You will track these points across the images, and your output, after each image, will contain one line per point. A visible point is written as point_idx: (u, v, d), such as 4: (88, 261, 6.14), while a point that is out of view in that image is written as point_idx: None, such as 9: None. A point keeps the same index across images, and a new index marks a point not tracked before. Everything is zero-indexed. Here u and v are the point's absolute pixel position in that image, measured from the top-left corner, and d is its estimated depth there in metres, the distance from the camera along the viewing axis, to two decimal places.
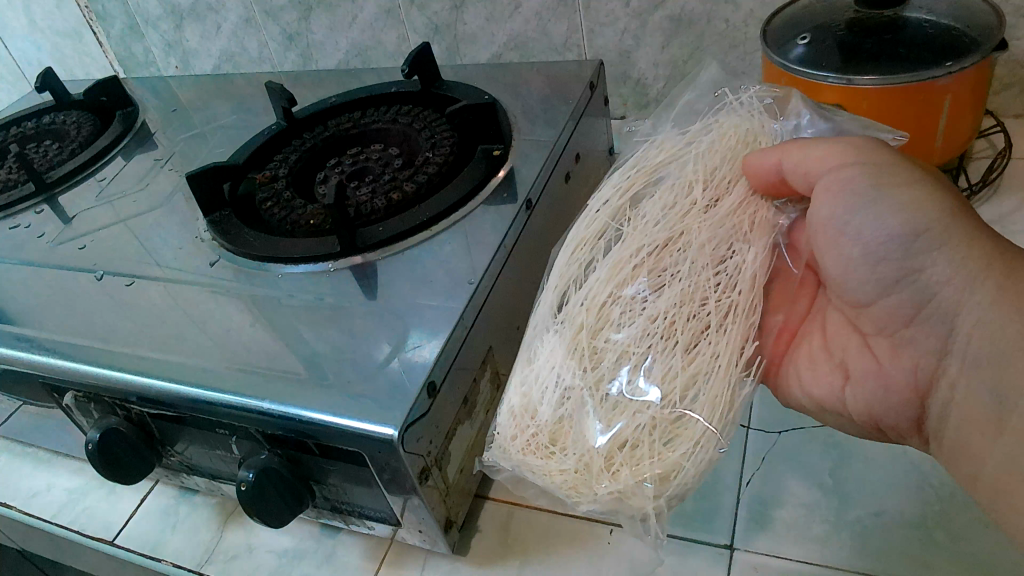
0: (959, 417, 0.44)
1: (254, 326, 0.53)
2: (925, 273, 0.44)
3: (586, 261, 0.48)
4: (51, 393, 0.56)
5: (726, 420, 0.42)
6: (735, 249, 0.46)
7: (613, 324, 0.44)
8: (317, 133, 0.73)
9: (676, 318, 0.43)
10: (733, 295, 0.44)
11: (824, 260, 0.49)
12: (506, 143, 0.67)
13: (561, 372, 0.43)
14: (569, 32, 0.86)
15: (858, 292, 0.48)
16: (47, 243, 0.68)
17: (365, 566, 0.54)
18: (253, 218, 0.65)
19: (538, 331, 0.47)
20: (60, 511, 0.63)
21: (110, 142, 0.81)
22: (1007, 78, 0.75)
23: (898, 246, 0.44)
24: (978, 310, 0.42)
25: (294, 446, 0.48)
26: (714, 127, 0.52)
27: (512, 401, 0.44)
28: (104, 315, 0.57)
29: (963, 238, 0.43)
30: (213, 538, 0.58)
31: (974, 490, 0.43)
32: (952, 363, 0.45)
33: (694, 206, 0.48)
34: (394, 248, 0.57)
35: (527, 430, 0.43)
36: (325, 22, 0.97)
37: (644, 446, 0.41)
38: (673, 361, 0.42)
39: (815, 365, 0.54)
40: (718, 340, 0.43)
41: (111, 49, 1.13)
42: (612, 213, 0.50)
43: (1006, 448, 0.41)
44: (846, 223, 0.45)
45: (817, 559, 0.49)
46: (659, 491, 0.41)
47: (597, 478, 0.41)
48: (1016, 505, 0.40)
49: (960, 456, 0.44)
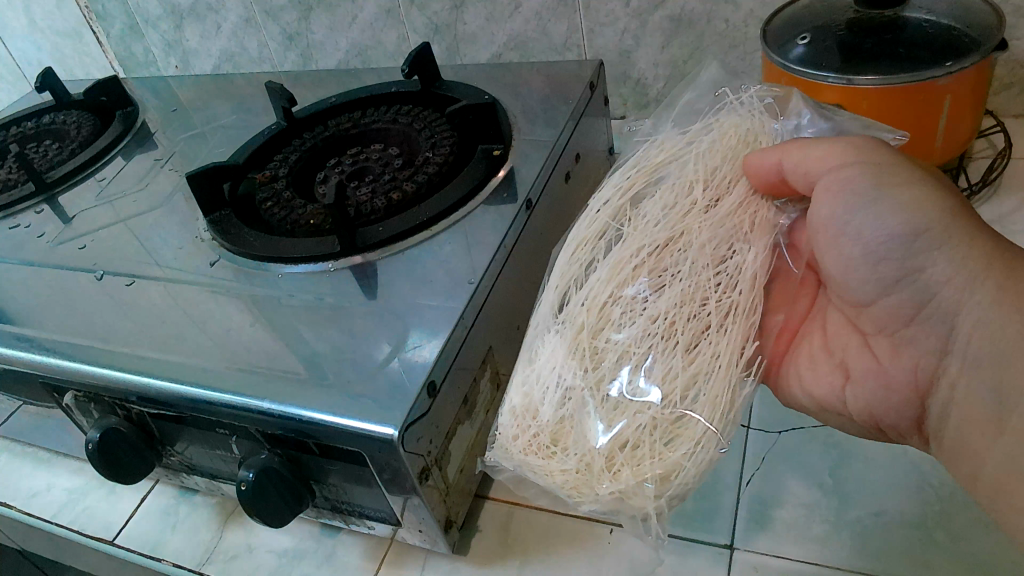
0: (960, 417, 0.44)
1: (254, 326, 0.53)
2: (926, 273, 0.44)
3: (587, 261, 0.48)
4: (51, 393, 0.56)
5: (727, 420, 0.42)
6: (735, 249, 0.46)
7: (614, 324, 0.44)
8: (316, 133, 0.73)
9: (676, 318, 0.43)
10: (733, 295, 0.44)
11: (824, 260, 0.49)
12: (505, 143, 0.67)
13: (562, 372, 0.43)
14: (569, 32, 0.86)
15: (858, 292, 0.48)
16: (47, 243, 0.68)
17: (365, 566, 0.54)
18: (254, 218, 0.65)
19: (539, 331, 0.47)
20: (60, 511, 0.63)
21: (110, 142, 0.81)
22: (1007, 78, 0.75)
23: (898, 246, 0.44)
24: (978, 310, 0.42)
25: (294, 446, 0.48)
26: (714, 127, 0.52)
27: (513, 401, 0.44)
28: (104, 316, 0.57)
29: (964, 238, 0.43)
30: (213, 538, 0.58)
31: (975, 491, 0.43)
32: (952, 363, 0.45)
33: (694, 206, 0.48)
34: (395, 248, 0.57)
35: (528, 430, 0.43)
36: (325, 21, 0.97)
37: (645, 446, 0.41)
38: (673, 361, 0.42)
39: (816, 365, 0.54)
40: (718, 339, 0.43)
41: (111, 49, 1.13)
42: (613, 213, 0.50)
43: (1005, 449, 0.41)
44: (847, 223, 0.45)
45: (818, 559, 0.49)
46: (660, 491, 0.41)
47: (599, 478, 0.41)
48: (1016, 507, 0.40)
49: (960, 456, 0.44)
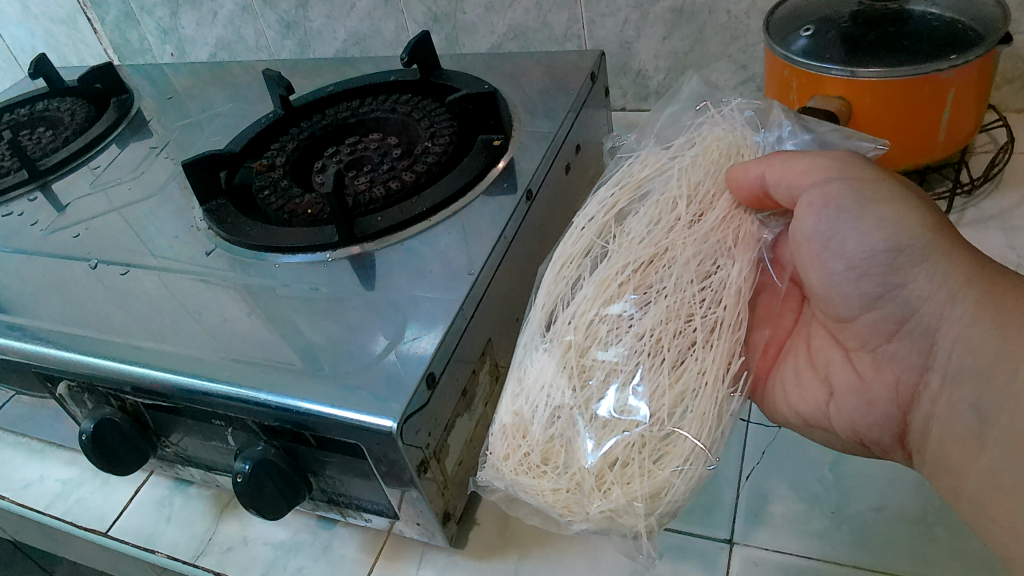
0: (941, 432, 0.44)
1: (250, 317, 0.52)
2: (907, 289, 0.44)
3: (574, 279, 0.47)
4: (44, 383, 0.55)
5: (714, 436, 0.42)
6: (720, 263, 0.46)
7: (601, 342, 0.43)
8: (315, 122, 0.72)
9: (662, 334, 0.43)
10: (719, 310, 0.44)
11: (807, 274, 0.48)
12: (506, 133, 0.66)
13: (552, 391, 0.42)
14: (569, 22, 0.86)
15: (841, 308, 0.48)
16: (40, 231, 0.67)
17: (362, 559, 0.54)
18: (251, 209, 0.64)
19: (528, 348, 0.46)
20: (52, 502, 0.63)
21: (106, 129, 0.81)
22: (1010, 73, 0.75)
23: (881, 262, 0.44)
24: (961, 325, 0.42)
25: (291, 439, 0.47)
26: (698, 140, 0.51)
27: (503, 419, 0.44)
28: (97, 305, 0.56)
29: (945, 253, 0.43)
30: (208, 530, 0.58)
31: (959, 505, 0.43)
32: (933, 378, 0.45)
33: (678, 221, 0.47)
34: (392, 240, 0.56)
35: (519, 449, 0.42)
36: (324, 9, 0.96)
37: (634, 464, 0.40)
38: (660, 378, 0.42)
39: (801, 380, 0.53)
40: (704, 356, 0.43)
41: (106, 35, 1.12)
42: (597, 229, 0.49)
43: (989, 461, 0.41)
44: (829, 240, 0.45)
45: (815, 554, 0.49)
46: (651, 509, 0.41)
47: (590, 497, 0.40)
48: (999, 519, 0.40)
49: (941, 471, 0.44)
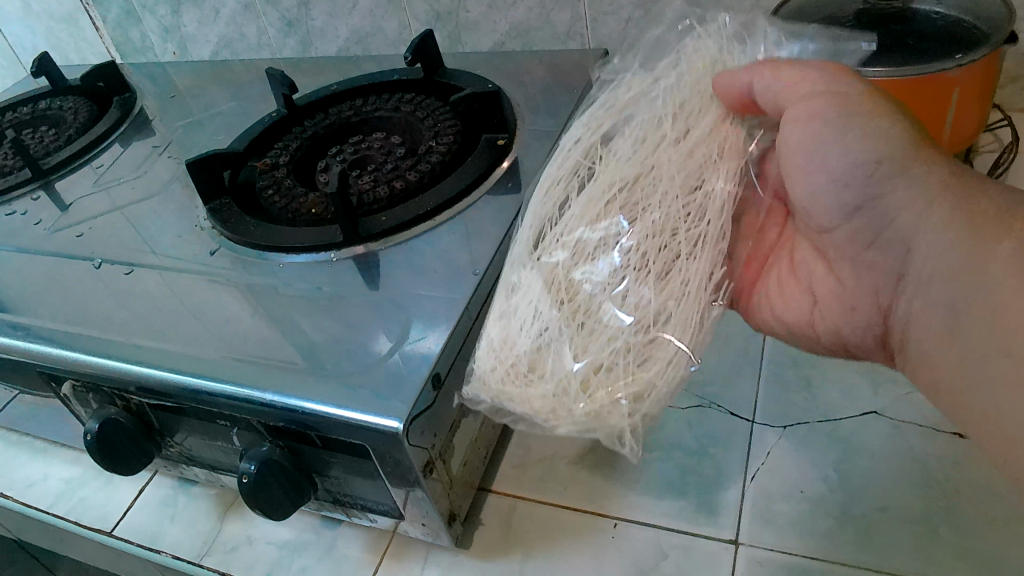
0: (918, 329, 0.44)
1: (254, 318, 0.52)
2: (886, 199, 0.44)
3: (561, 198, 0.48)
4: (48, 382, 0.55)
5: (698, 340, 0.42)
6: (706, 177, 0.45)
7: (589, 258, 0.43)
8: (318, 121, 0.72)
9: (648, 248, 0.43)
10: (703, 224, 0.44)
11: (791, 186, 0.48)
12: (510, 132, 0.66)
13: (539, 306, 0.42)
14: (572, 20, 0.85)
15: (823, 217, 0.48)
16: (43, 230, 0.67)
17: (366, 558, 0.54)
18: (254, 207, 0.64)
19: (515, 266, 0.46)
20: (56, 502, 0.63)
21: (108, 128, 0.81)
22: (1014, 72, 0.75)
23: (862, 173, 0.44)
24: (932, 229, 0.42)
25: (295, 438, 0.47)
26: (685, 67, 0.51)
27: (490, 334, 0.43)
28: (101, 304, 0.56)
29: (920, 164, 0.42)
30: (212, 529, 0.58)
31: (937, 400, 0.43)
32: (908, 283, 0.44)
33: (665, 139, 0.47)
34: (395, 240, 0.56)
35: (505, 359, 0.42)
36: (326, 7, 0.95)
37: (619, 367, 0.41)
38: (645, 290, 0.42)
39: (784, 288, 0.54)
40: (688, 266, 0.43)
41: (108, 34, 1.12)
42: (584, 152, 0.49)
43: (960, 352, 0.41)
44: (813, 151, 0.45)
45: (819, 554, 0.49)
46: (635, 408, 0.40)
47: (574, 400, 0.40)
48: (968, 406, 0.40)
49: (920, 368, 0.44)
